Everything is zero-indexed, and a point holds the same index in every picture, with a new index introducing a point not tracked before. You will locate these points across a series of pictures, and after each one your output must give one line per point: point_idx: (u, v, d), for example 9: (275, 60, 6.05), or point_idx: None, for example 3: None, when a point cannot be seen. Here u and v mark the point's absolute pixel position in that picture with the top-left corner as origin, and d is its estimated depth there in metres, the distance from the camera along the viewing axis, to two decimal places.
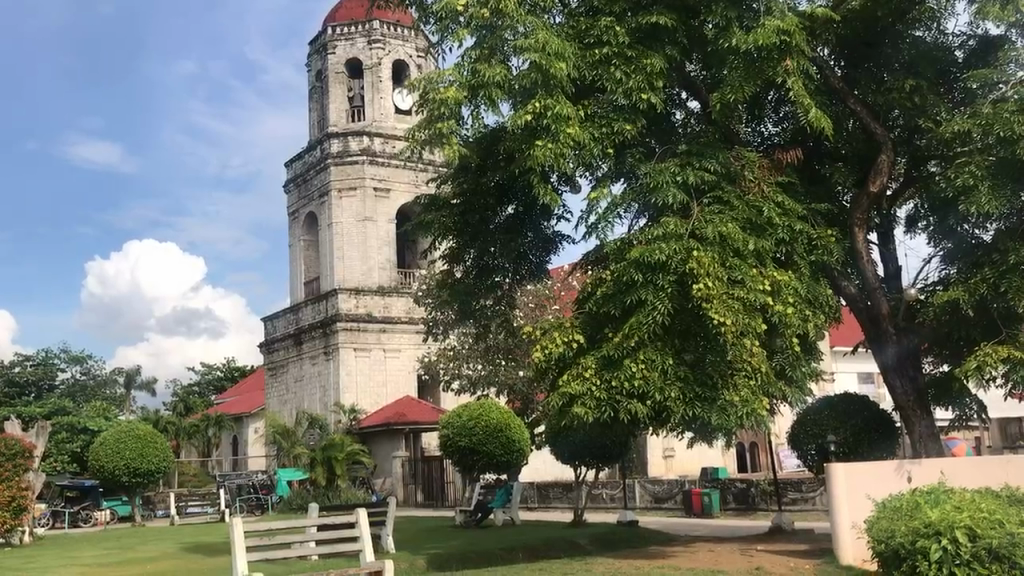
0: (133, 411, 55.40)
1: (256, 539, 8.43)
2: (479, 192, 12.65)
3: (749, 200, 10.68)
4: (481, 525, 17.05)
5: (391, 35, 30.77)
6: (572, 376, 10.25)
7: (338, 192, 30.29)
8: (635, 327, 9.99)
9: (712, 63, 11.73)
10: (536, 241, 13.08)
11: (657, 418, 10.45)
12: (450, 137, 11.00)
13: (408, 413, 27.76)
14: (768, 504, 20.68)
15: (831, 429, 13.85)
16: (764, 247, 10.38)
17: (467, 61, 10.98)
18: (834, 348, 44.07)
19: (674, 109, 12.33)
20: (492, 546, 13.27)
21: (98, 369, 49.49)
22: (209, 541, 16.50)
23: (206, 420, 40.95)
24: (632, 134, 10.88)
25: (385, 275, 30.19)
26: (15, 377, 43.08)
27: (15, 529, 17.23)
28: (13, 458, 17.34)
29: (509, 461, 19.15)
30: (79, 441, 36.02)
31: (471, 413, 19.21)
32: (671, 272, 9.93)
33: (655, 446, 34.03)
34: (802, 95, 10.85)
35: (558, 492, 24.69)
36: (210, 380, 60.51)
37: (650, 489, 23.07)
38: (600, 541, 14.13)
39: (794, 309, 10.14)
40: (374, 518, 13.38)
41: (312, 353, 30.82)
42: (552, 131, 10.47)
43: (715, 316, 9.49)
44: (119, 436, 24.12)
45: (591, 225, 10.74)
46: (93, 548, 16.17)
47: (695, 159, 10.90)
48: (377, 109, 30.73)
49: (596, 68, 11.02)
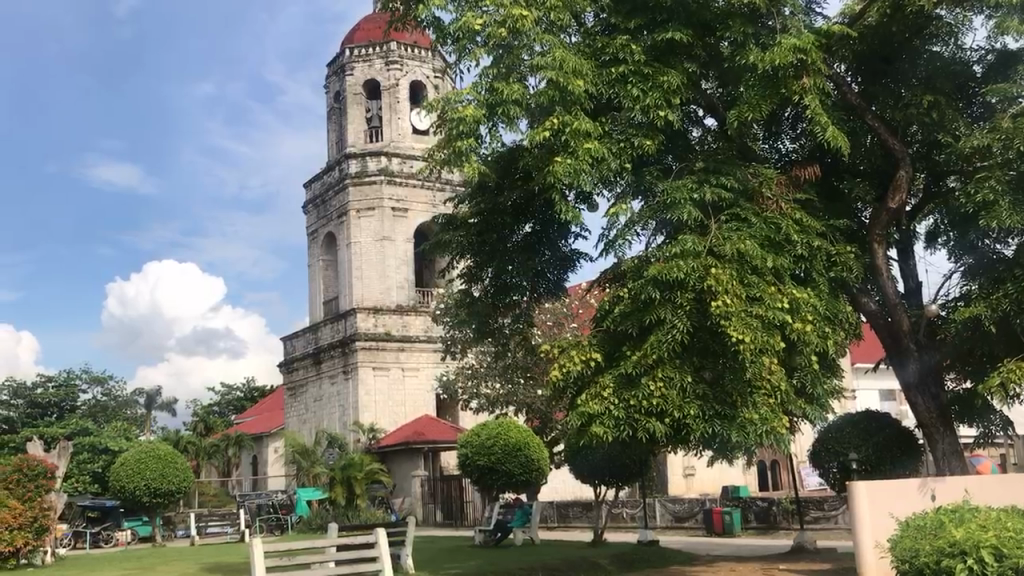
0: (154, 430, 55.67)
1: (277, 559, 8.41)
2: (496, 211, 12.68)
3: (766, 217, 10.64)
4: (500, 545, 16.95)
5: (407, 56, 31.00)
6: (589, 395, 10.24)
7: (357, 212, 30.45)
8: (654, 345, 9.98)
9: (729, 80, 11.70)
10: (553, 258, 13.04)
11: (676, 435, 10.44)
12: (469, 156, 11.06)
13: (427, 432, 27.78)
14: (788, 523, 20.48)
15: (853, 447, 13.77)
16: (783, 264, 10.36)
17: (485, 80, 11.03)
18: (855, 366, 43.69)
19: (690, 126, 12.30)
20: (511, 566, 13.22)
21: (120, 390, 49.88)
22: (229, 561, 16.56)
23: (226, 440, 41.14)
24: (651, 150, 10.85)
25: (403, 294, 30.27)
26: (37, 398, 43.59)
27: (37, 550, 17.35)
28: (36, 479, 17.42)
29: (527, 480, 19.08)
30: (101, 461, 36.27)
31: (490, 431, 19.17)
32: (689, 289, 9.89)
33: (675, 464, 33.91)
34: (819, 114, 10.86)
35: (578, 511, 24.64)
36: (230, 400, 60.86)
37: (671, 508, 22.93)
38: (620, 561, 14.05)
39: (814, 327, 10.09)
40: (393, 537, 13.33)
41: (331, 372, 30.87)
42: (570, 148, 10.55)
43: (733, 333, 9.48)
44: (139, 456, 24.24)
45: (609, 242, 10.73)
46: (114, 568, 16.25)
47: (713, 176, 10.89)
48: (394, 130, 30.87)
49: (614, 86, 11.07)
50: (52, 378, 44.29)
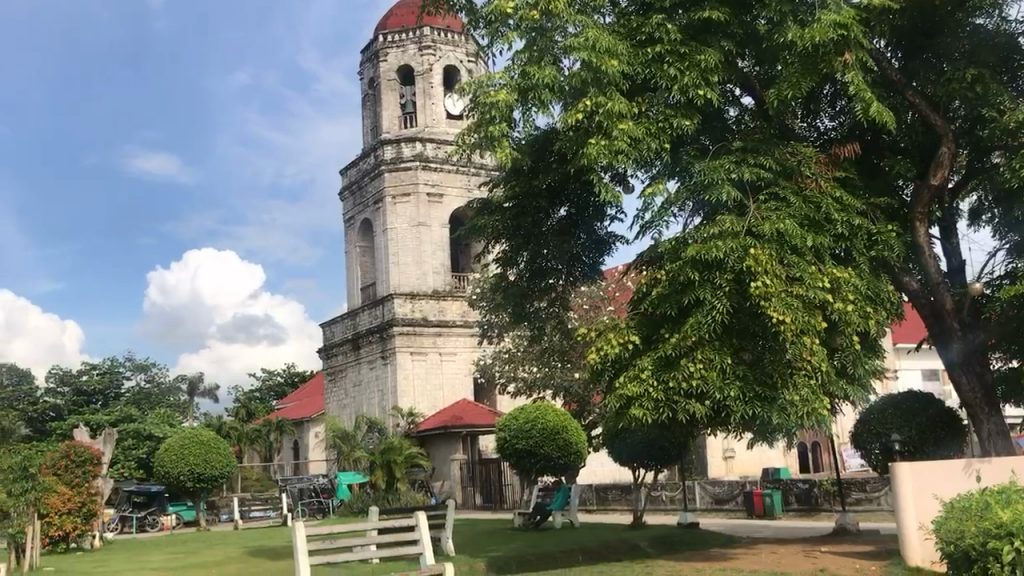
0: (197, 416, 56.49)
1: (318, 543, 8.46)
2: (531, 194, 12.59)
3: (806, 197, 10.53)
4: (539, 528, 17.02)
5: (441, 40, 30.98)
6: (628, 377, 10.22)
7: (392, 198, 30.55)
8: (693, 326, 9.91)
9: (767, 58, 11.52)
10: (589, 242, 13.02)
11: (716, 417, 10.39)
12: (501, 140, 11.10)
13: (465, 416, 27.92)
14: (831, 505, 20.21)
15: (896, 428, 13.60)
16: (823, 243, 10.25)
17: (518, 63, 11.00)
18: (897, 346, 43.25)
19: (727, 105, 12.13)
20: (551, 549, 13.26)
21: (163, 377, 50.69)
22: (271, 544, 16.80)
23: (267, 425, 41.68)
24: (689, 130, 10.76)
25: (439, 279, 30.37)
26: (82, 386, 44.46)
27: (86, 534, 17.77)
28: (83, 466, 17.61)
29: (566, 463, 19.15)
30: (145, 447, 36.93)
31: (528, 415, 19.17)
32: (728, 270, 9.82)
33: (715, 447, 33.80)
34: (862, 89, 10.71)
35: (617, 494, 24.62)
36: (271, 385, 61.67)
37: (711, 491, 22.81)
38: (660, 543, 14.02)
39: (855, 306, 9.99)
40: (433, 521, 13.40)
41: (370, 358, 31.09)
42: (604, 129, 10.48)
43: (774, 314, 9.42)
44: (183, 441, 24.63)
45: (646, 223, 10.67)
46: (160, 552, 16.58)
47: (750, 155, 10.79)
48: (429, 115, 30.92)
49: (649, 66, 10.96)
50: (97, 366, 45.11)
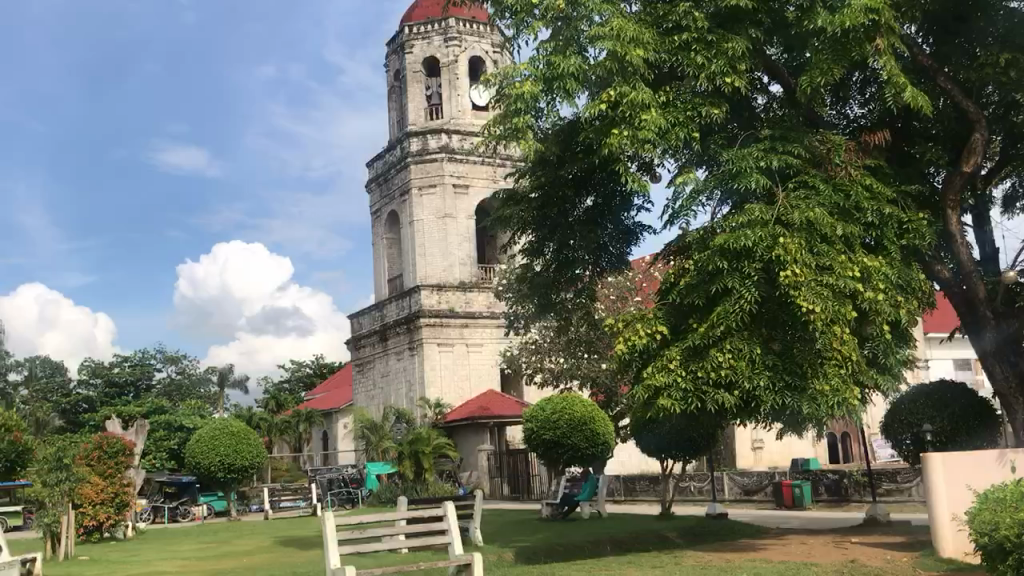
0: (227, 408, 57.01)
1: (346, 532, 8.49)
2: (557, 184, 12.59)
3: (835, 184, 10.44)
4: (567, 518, 17.06)
5: (466, 32, 30.94)
6: (656, 367, 10.18)
7: (419, 189, 30.62)
8: (721, 316, 9.88)
9: (795, 45, 11.40)
10: (615, 232, 13.00)
11: (746, 407, 10.31)
12: (525, 131, 11.15)
13: (492, 407, 27.99)
14: (861, 495, 20.09)
15: (927, 418, 13.47)
16: (853, 231, 10.15)
17: (543, 54, 10.97)
18: (928, 336, 42.83)
19: (755, 93, 12.04)
20: (579, 539, 13.26)
21: (193, 369, 51.21)
22: (301, 534, 16.93)
23: (296, 416, 41.98)
24: (718, 118, 10.70)
25: (465, 271, 30.40)
26: (114, 378, 45.01)
27: (119, 524, 17.99)
28: (115, 457, 17.70)
29: (594, 454, 19.13)
30: (176, 439, 37.33)
31: (555, 406, 19.18)
32: (756, 259, 9.75)
33: (743, 437, 33.66)
34: (895, 75, 10.61)
35: (645, 485, 24.58)
36: (300, 377, 62.09)
37: (739, 481, 22.71)
38: (688, 533, 13.98)
39: (885, 295, 9.92)
40: (461, 511, 13.44)
41: (397, 349, 31.21)
42: (629, 119, 10.43)
43: (804, 304, 9.36)
44: (213, 432, 24.87)
45: (674, 212, 10.62)
46: (191, 542, 16.75)
47: (779, 144, 10.68)
48: (454, 107, 30.90)
49: (676, 54, 10.87)
50: (128, 358, 45.62)
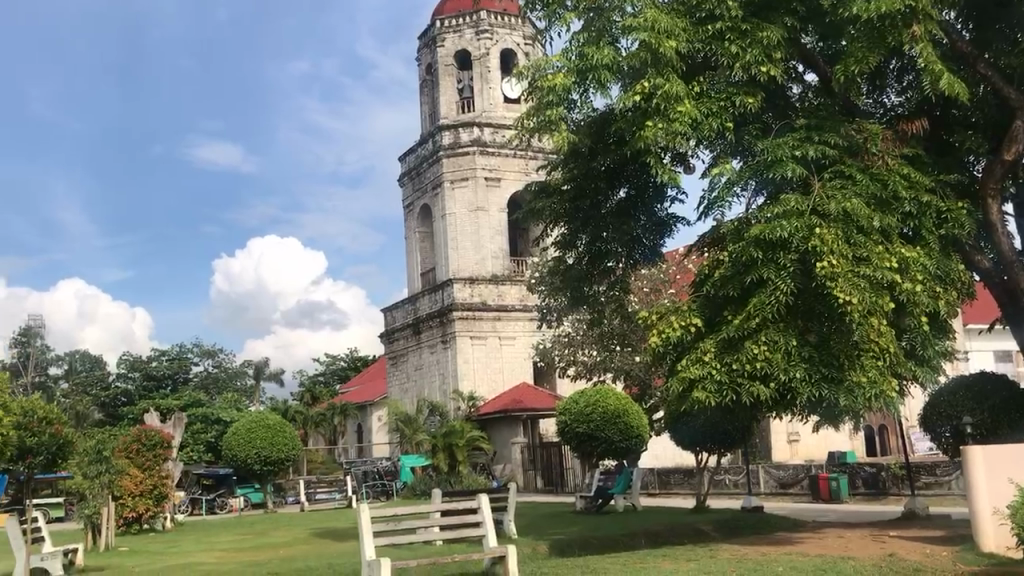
0: (263, 400, 57.57)
1: (382, 523, 8.51)
2: (589, 176, 12.54)
3: (872, 173, 10.29)
4: (601, 511, 17.05)
5: (497, 24, 30.90)
6: (691, 360, 10.13)
7: (451, 183, 30.67)
8: (757, 307, 9.79)
9: (830, 32, 11.26)
10: (648, 224, 12.85)
11: (782, 399, 10.20)
12: (559, 124, 11.28)
13: (525, 400, 28.03)
14: (899, 489, 20.00)
15: (967, 410, 13.29)
16: (891, 222, 10.00)
17: (575, 45, 10.94)
18: (968, 327, 42.26)
19: (791, 83, 11.90)
20: (613, 532, 13.26)
21: (229, 362, 51.76)
22: (337, 526, 17.08)
23: (331, 409, 42.32)
24: (753, 108, 10.60)
25: (498, 264, 30.44)
26: (152, 371, 45.60)
27: (158, 515, 18.24)
28: (153, 449, 17.94)
29: (627, 447, 19.07)
30: (213, 431, 37.79)
31: (588, 399, 19.17)
32: (792, 250, 9.66)
33: (779, 430, 33.42)
34: (932, 62, 10.46)
35: (679, 478, 24.50)
36: (335, 370, 62.56)
37: (775, 475, 22.55)
38: (724, 526, 13.92)
39: (924, 286, 9.78)
40: (495, 503, 13.49)
41: (430, 342, 31.31)
42: (663, 110, 10.36)
43: (840, 295, 9.26)
44: (249, 425, 25.09)
45: (709, 203, 10.54)
46: (229, 533, 16.94)
47: (815, 133, 10.56)
48: (486, 100, 30.91)
49: (710, 44, 10.77)
50: (166, 352, 46.22)
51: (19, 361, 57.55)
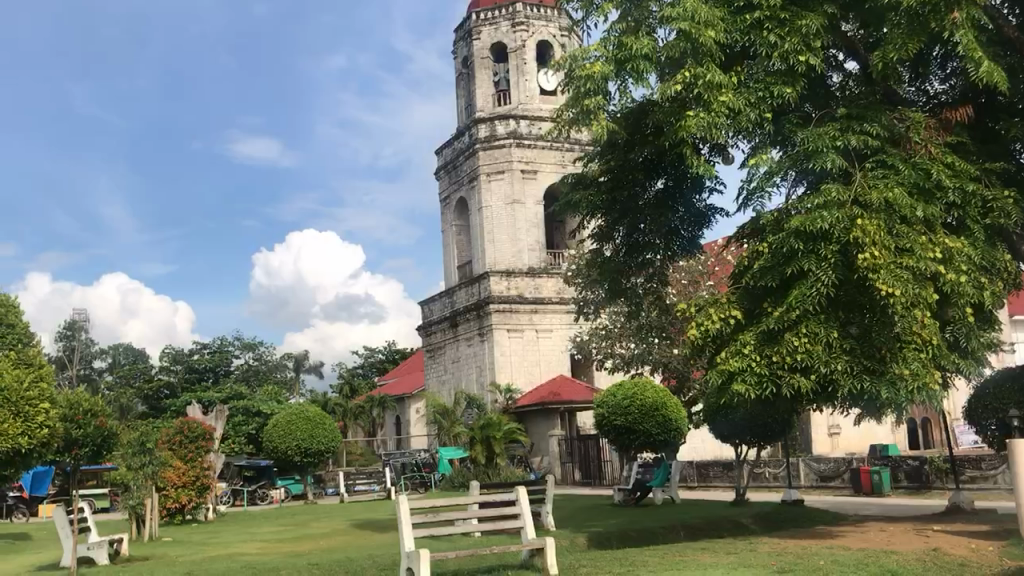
0: (303, 393, 58.14)
1: (421, 515, 8.51)
2: (627, 167, 12.48)
3: (915, 162, 10.12)
4: (639, 504, 17.00)
5: (533, 16, 30.80)
6: (730, 353, 10.06)
7: (487, 175, 30.68)
8: (798, 299, 9.67)
9: (872, 20, 11.02)
10: (687, 216, 12.82)
11: (822, 392, 10.08)
12: (597, 113, 11.15)
13: (562, 392, 28.03)
14: (943, 482, 19.59)
15: (1014, 402, 13.07)
16: (934, 212, 9.82)
17: (613, 34, 10.89)
18: (1013, 319, 41.58)
19: (831, 71, 11.75)
20: (652, 525, 13.21)
21: (270, 355, 52.35)
22: (375, 517, 17.17)
23: (370, 402, 42.59)
24: (791, 97, 10.44)
25: (534, 257, 30.42)
26: (194, 364, 46.25)
27: (200, 506, 18.51)
28: (196, 441, 18.16)
29: (666, 440, 18.92)
30: (254, 423, 38.24)
31: (626, 391, 19.11)
32: (834, 241, 9.54)
33: (820, 423, 33.09)
34: (974, 48, 10.22)
35: (718, 471, 24.33)
36: (373, 362, 63.03)
37: (816, 468, 22.31)
38: (764, 520, 13.82)
39: (968, 277, 9.60)
40: (534, 496, 13.50)
41: (467, 335, 31.40)
42: (703, 100, 10.30)
43: (883, 287, 9.11)
44: (289, 417, 25.38)
45: (748, 194, 10.44)
46: (270, 524, 17.14)
47: (855, 123, 10.40)
48: (522, 92, 30.87)
49: (749, 33, 10.67)
50: (208, 345, 46.85)
51: (66, 354, 58.76)
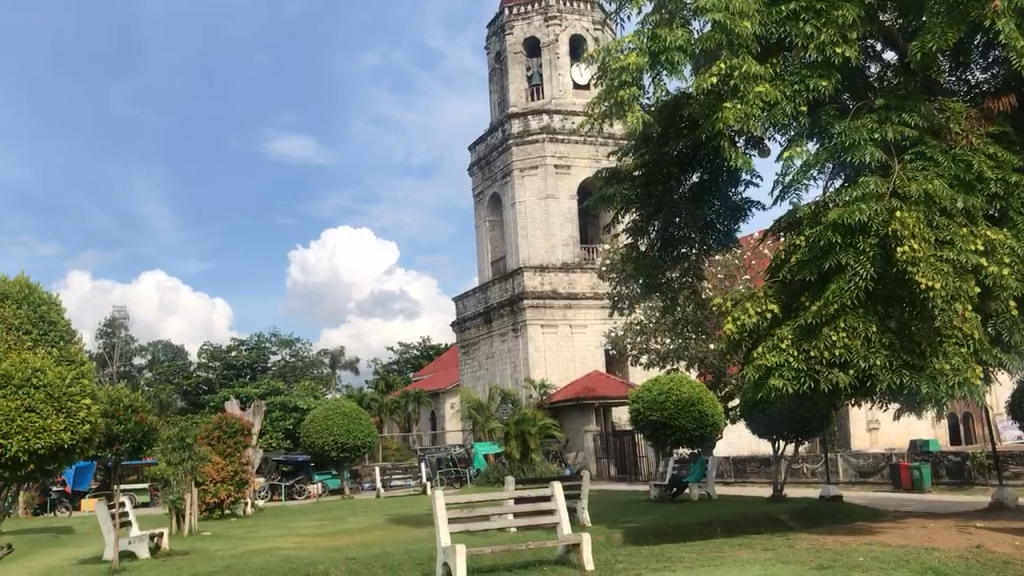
0: (338, 389, 58.55)
1: (457, 511, 8.51)
2: (661, 161, 12.41)
3: (955, 153, 9.95)
4: (675, 500, 16.94)
5: (566, 10, 30.70)
6: (767, 347, 9.98)
7: (521, 171, 30.67)
8: (836, 294, 9.55)
9: (911, 9, 10.91)
10: (723, 210, 12.69)
11: (861, 387, 9.96)
12: (632, 105, 11.07)
13: (597, 388, 27.97)
14: (986, 479, 19.37)
15: None
16: (975, 204, 9.67)
17: (647, 27, 10.83)
18: None
19: (868, 62, 11.60)
20: (688, 521, 13.14)
21: (306, 351, 52.76)
22: (412, 513, 17.24)
23: (405, 398, 42.76)
24: (827, 90, 10.32)
25: (568, 252, 30.33)
26: (232, 360, 46.75)
27: (239, 500, 18.71)
28: (234, 436, 18.33)
29: (702, 436, 18.80)
30: (291, 419, 38.57)
31: (661, 387, 19.03)
32: (872, 234, 9.41)
33: (858, 417, 32.75)
34: (1015, 38, 10.03)
35: (756, 466, 24.14)
36: (408, 358, 63.35)
37: (854, 463, 22.07)
38: (802, 516, 13.70)
39: (1011, 270, 9.44)
40: (569, 491, 13.48)
41: (501, 330, 31.40)
42: (739, 92, 10.21)
43: (923, 280, 8.98)
44: (326, 413, 25.57)
45: (785, 186, 10.33)
46: (307, 519, 17.27)
47: (893, 114, 10.24)
48: (556, 87, 30.83)
49: (784, 25, 10.52)
50: (245, 342, 47.33)
51: (105, 351, 59.57)
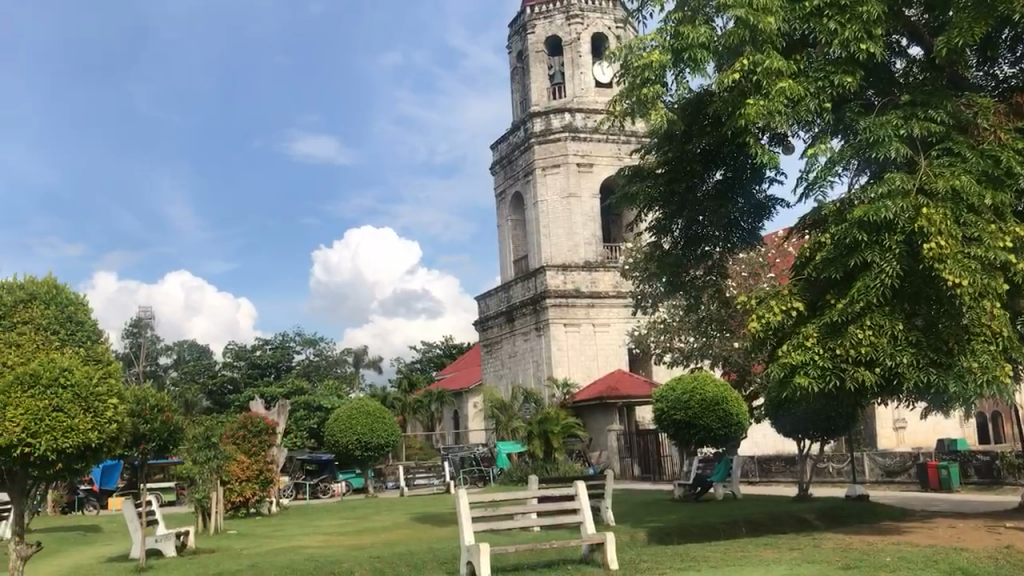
0: (362, 388, 58.78)
1: (480, 509, 8.49)
2: (684, 159, 12.35)
3: (983, 149, 9.82)
4: (700, 500, 16.84)
5: (588, 8, 30.64)
6: (792, 346, 9.91)
7: (543, 169, 30.64)
8: (861, 291, 9.48)
9: (937, 4, 10.79)
10: (747, 207, 12.61)
11: (887, 386, 9.86)
12: (655, 103, 11.03)
13: (621, 387, 27.87)
14: (1016, 479, 19.09)
15: None
16: (1004, 200, 9.53)
17: (670, 24, 10.79)
18: None
19: (894, 58, 11.49)
20: (713, 521, 13.06)
21: (330, 351, 53.03)
22: (435, 511, 17.27)
23: (429, 397, 42.84)
24: (852, 86, 10.21)
25: (591, 250, 30.25)
26: (256, 360, 47.04)
27: (264, 499, 18.82)
28: (259, 435, 18.44)
29: (727, 435, 18.70)
30: (315, 418, 38.76)
31: (685, 386, 18.95)
32: (899, 231, 9.31)
33: (885, 417, 32.44)
34: None
35: (781, 466, 23.97)
36: (431, 357, 63.49)
37: (881, 463, 21.85)
38: (828, 516, 13.58)
39: None
40: (593, 491, 13.44)
41: (524, 329, 31.38)
42: (763, 88, 10.14)
43: (950, 277, 8.87)
44: (350, 412, 25.67)
45: (809, 183, 10.25)
46: (331, 518, 17.34)
47: (919, 109, 10.12)
48: (578, 85, 30.80)
49: (809, 21, 10.43)
50: (269, 341, 47.62)
51: (132, 351, 60.14)
